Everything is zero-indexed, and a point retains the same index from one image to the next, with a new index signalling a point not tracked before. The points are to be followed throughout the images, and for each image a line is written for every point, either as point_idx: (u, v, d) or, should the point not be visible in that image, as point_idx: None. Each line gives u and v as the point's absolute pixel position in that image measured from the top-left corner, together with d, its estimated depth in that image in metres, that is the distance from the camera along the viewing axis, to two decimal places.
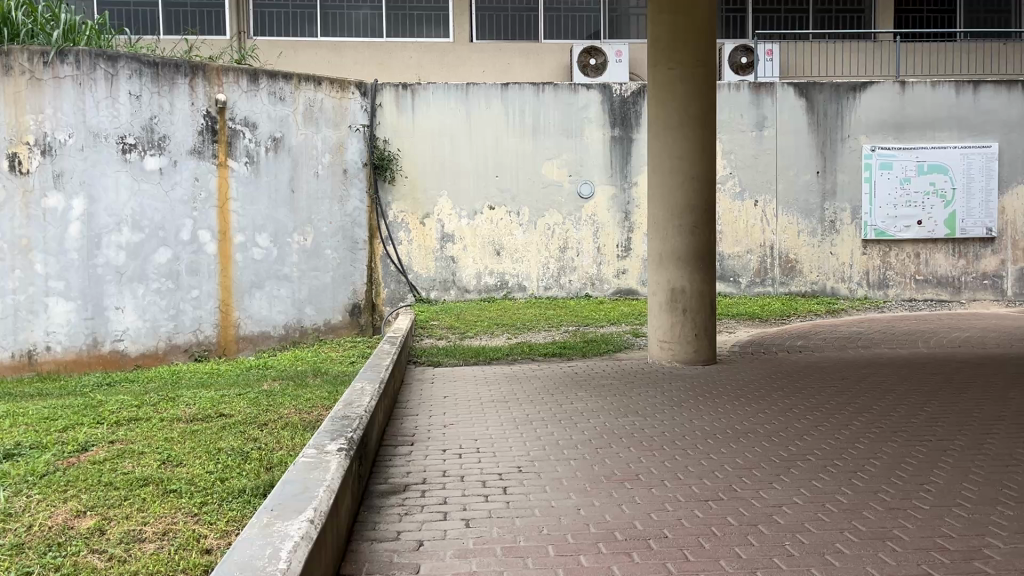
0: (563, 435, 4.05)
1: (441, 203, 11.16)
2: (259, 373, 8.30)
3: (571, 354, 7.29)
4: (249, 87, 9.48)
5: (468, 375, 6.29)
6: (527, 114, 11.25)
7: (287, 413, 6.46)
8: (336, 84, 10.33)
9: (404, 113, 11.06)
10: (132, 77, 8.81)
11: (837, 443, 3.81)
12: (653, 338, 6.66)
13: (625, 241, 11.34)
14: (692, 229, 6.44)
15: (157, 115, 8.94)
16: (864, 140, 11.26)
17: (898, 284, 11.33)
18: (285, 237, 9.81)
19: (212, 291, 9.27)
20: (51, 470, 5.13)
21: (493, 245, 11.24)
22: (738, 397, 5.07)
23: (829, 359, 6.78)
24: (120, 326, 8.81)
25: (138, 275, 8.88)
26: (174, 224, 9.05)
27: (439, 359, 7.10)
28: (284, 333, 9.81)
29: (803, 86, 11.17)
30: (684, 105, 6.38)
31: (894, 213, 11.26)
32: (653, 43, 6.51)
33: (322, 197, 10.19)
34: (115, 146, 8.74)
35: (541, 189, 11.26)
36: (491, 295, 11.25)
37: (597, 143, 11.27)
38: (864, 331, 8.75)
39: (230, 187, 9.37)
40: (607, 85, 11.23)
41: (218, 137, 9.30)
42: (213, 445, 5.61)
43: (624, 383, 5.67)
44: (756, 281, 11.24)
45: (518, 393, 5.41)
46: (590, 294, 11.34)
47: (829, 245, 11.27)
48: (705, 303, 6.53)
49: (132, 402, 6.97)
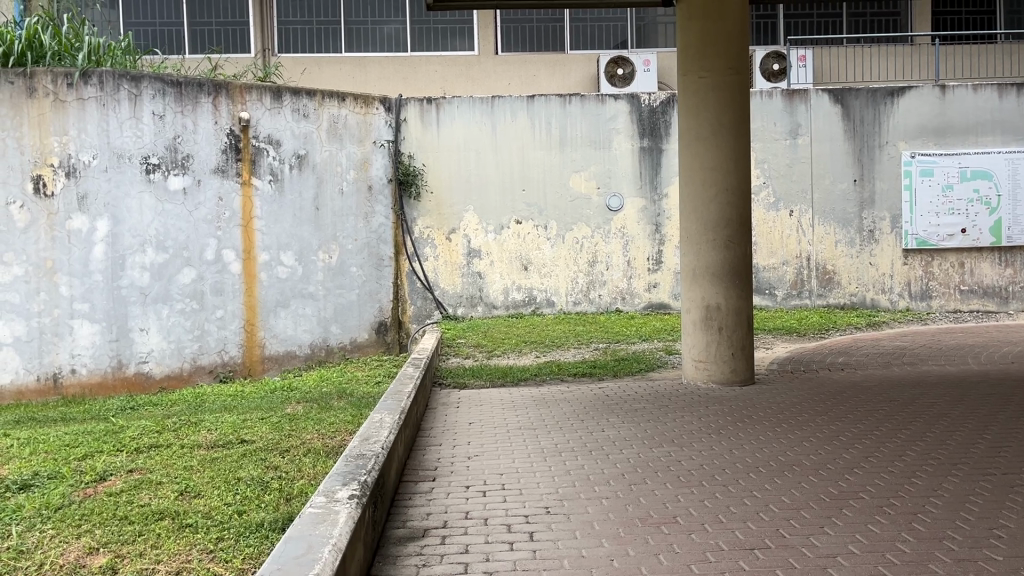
0: (594, 469, 3.81)
1: (467, 218, 10.98)
2: (283, 396, 8.12)
3: (602, 373, 7.04)
4: (272, 104, 9.38)
5: (495, 399, 6.06)
6: (553, 126, 11.03)
7: (309, 439, 6.31)
8: (361, 99, 10.20)
9: (429, 128, 10.90)
10: (155, 97, 8.74)
11: (892, 479, 3.52)
12: (688, 358, 6.38)
13: (656, 254, 11.07)
14: (727, 243, 6.17)
15: (181, 134, 8.88)
16: (903, 146, 10.88)
17: (942, 295, 10.92)
18: (311, 255, 9.67)
19: (236, 311, 9.17)
20: (66, 503, 5.00)
21: (520, 259, 11.01)
22: (779, 422, 4.79)
23: (875, 378, 6.46)
24: (145, 347, 8.72)
25: (162, 296, 8.80)
26: (199, 244, 8.96)
27: (465, 381, 6.88)
28: (310, 353, 9.66)
29: (838, 92, 10.84)
30: (717, 113, 6.12)
31: (937, 221, 10.87)
32: (683, 51, 6.28)
33: (348, 213, 10.06)
34: (139, 166, 8.68)
35: (568, 203, 11.03)
36: (519, 311, 11.02)
37: (626, 155, 11.03)
38: (908, 347, 8.39)
39: (254, 206, 9.26)
40: (635, 95, 10.97)
41: (241, 155, 9.20)
42: (233, 475, 5.45)
43: (659, 406, 5.42)
44: (792, 293, 10.90)
45: (546, 419, 5.17)
46: (621, 308, 11.06)
47: (868, 255, 10.90)
48: (742, 320, 6.24)
49: (153, 427, 6.84)
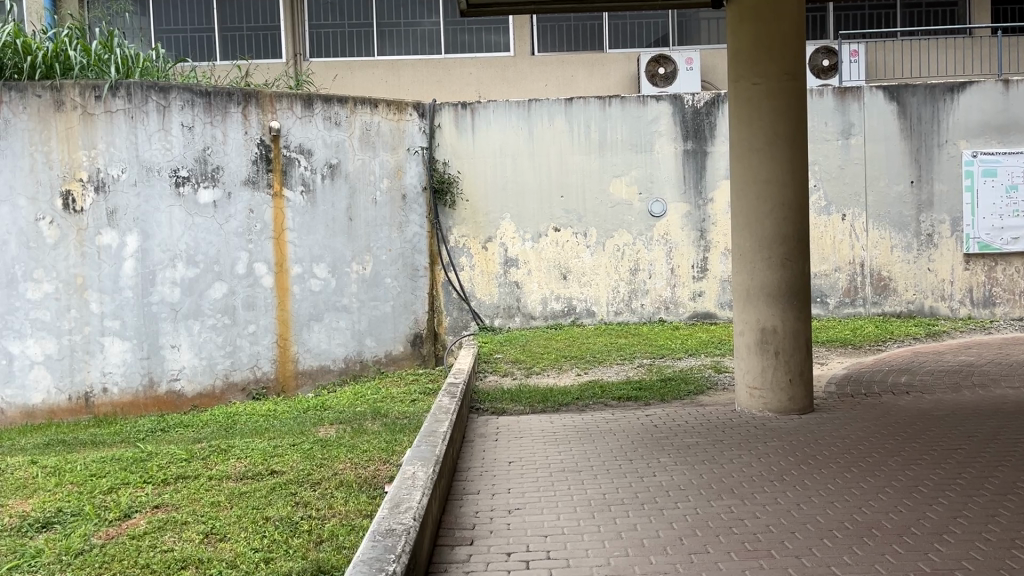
0: (649, 531, 3.46)
1: (504, 226, 10.60)
2: (315, 417, 7.86)
3: (648, 397, 6.65)
4: (303, 113, 9.12)
5: (535, 430, 5.70)
6: (592, 129, 10.60)
7: (341, 470, 6.04)
8: (393, 105, 9.90)
9: (464, 134, 10.55)
10: (184, 108, 8.54)
11: (990, 553, 3.11)
12: (742, 384, 5.96)
13: (701, 261, 10.62)
14: (784, 262, 5.74)
15: (210, 146, 8.66)
16: (964, 145, 10.29)
17: (1006, 302, 10.33)
18: (344, 266, 9.41)
19: (269, 326, 8.94)
20: (87, 547, 4.76)
21: (559, 268, 10.61)
22: (849, 465, 4.37)
23: (946, 403, 5.98)
24: (176, 364, 8.53)
25: (193, 312, 8.59)
26: (230, 258, 8.73)
27: (504, 406, 6.53)
28: (344, 368, 9.41)
29: (894, 89, 10.27)
30: (772, 122, 5.69)
31: (1000, 224, 10.28)
32: (733, 57, 5.86)
33: (381, 223, 9.77)
34: (168, 180, 8.48)
35: (609, 209, 10.61)
36: (558, 322, 10.63)
37: (668, 158, 10.58)
38: (975, 362, 7.86)
39: (285, 218, 9.02)
40: (678, 96, 10.52)
41: (272, 165, 8.96)
42: (261, 514, 5.18)
43: (713, 442, 5.02)
44: (845, 301, 10.39)
45: (591, 457, 4.81)
46: (664, 318, 10.64)
47: (926, 261, 10.33)
48: (801, 344, 5.81)
49: (182, 454, 6.61)
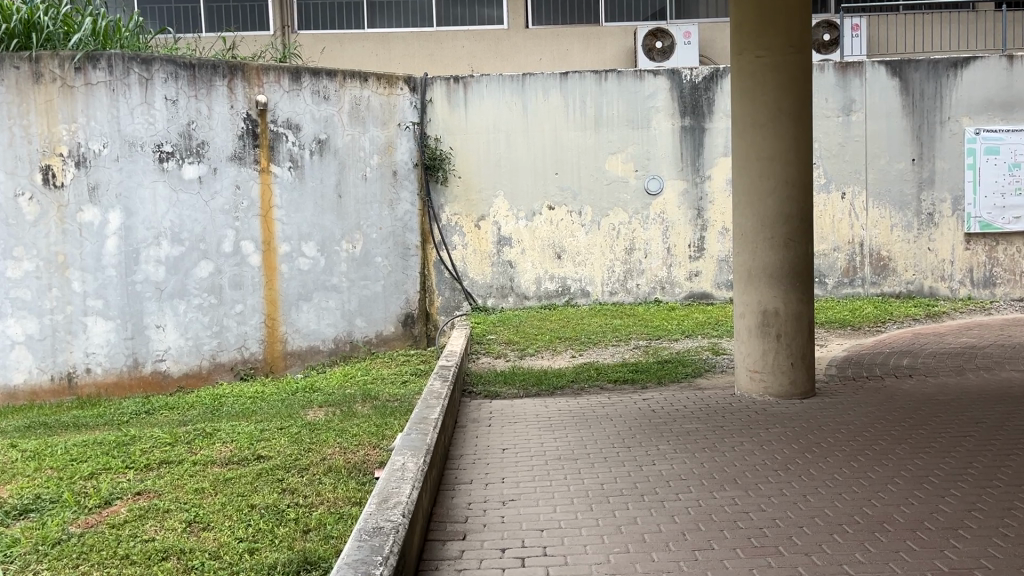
0: (650, 525, 3.29)
1: (497, 204, 10.35)
2: (303, 399, 7.68)
3: (645, 380, 6.49)
4: (291, 86, 8.87)
5: (529, 415, 5.53)
6: (588, 105, 10.36)
7: (330, 455, 5.87)
8: (384, 79, 9.64)
9: (457, 108, 10.26)
10: (168, 81, 8.26)
11: (1009, 550, 2.94)
12: (742, 368, 5.79)
13: (698, 240, 10.44)
14: (786, 242, 5.55)
15: (195, 120, 8.40)
16: (967, 122, 10.09)
17: (1006, 282, 10.19)
18: (333, 245, 9.20)
19: (257, 305, 8.74)
20: (65, 536, 4.58)
21: (553, 247, 10.40)
22: (855, 452, 4.22)
23: (950, 387, 5.82)
24: (162, 345, 8.32)
25: (179, 291, 8.37)
26: (216, 235, 8.51)
27: (497, 389, 6.36)
28: (334, 348, 9.22)
29: (896, 65, 10.06)
30: (776, 96, 5.48)
31: (1002, 203, 10.11)
32: (737, 28, 5.62)
33: (371, 201, 9.55)
34: (152, 155, 8.23)
35: (604, 187, 10.39)
36: (552, 302, 10.43)
37: (665, 135, 10.36)
38: (977, 343, 7.72)
39: (273, 195, 8.78)
40: (676, 71, 10.27)
41: (259, 140, 8.71)
42: (246, 501, 5.00)
43: (714, 428, 4.86)
44: (844, 282, 10.23)
45: (588, 444, 4.64)
46: (660, 298, 10.46)
47: (926, 240, 10.17)
48: (803, 326, 5.64)
49: (165, 438, 6.42)
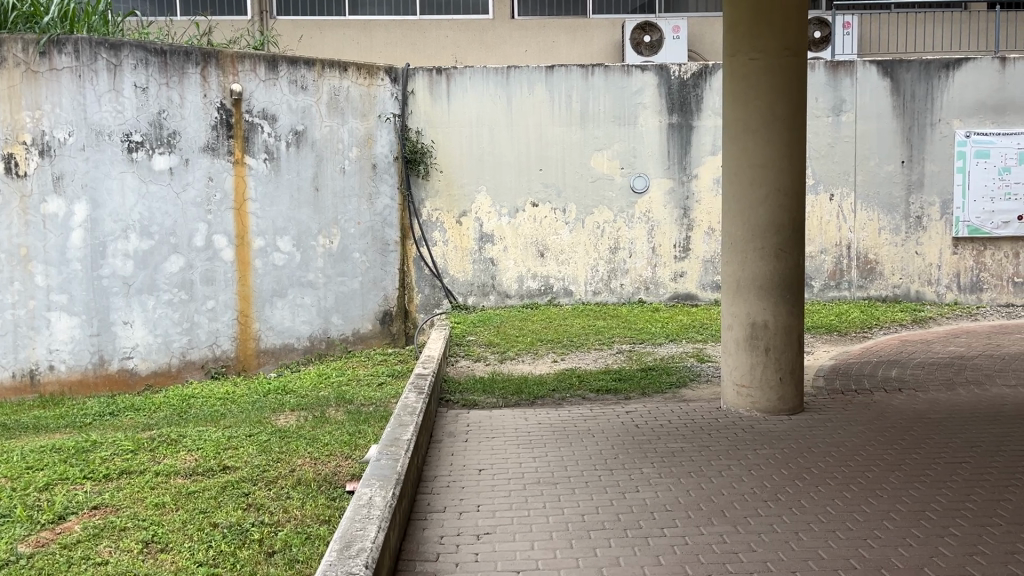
0: (633, 568, 3.09)
1: (479, 200, 10.09)
2: (275, 402, 7.42)
3: (628, 391, 6.27)
4: (267, 75, 8.56)
5: (508, 429, 5.31)
6: (573, 100, 10.10)
7: (299, 467, 5.63)
8: (364, 69, 9.35)
9: (439, 101, 9.96)
10: (138, 68, 7.91)
11: None
12: (729, 382, 5.59)
13: (683, 240, 10.24)
14: (778, 253, 5.35)
15: (166, 109, 8.06)
16: (958, 125, 9.93)
17: (993, 287, 10.06)
18: (309, 240, 8.93)
19: (229, 302, 8.46)
20: (13, 557, 4.33)
21: (536, 245, 10.17)
22: (847, 481, 4.03)
23: (942, 403, 5.65)
24: (129, 342, 8.01)
25: (148, 286, 8.06)
26: (187, 229, 8.21)
27: (475, 398, 6.13)
28: (309, 346, 8.96)
29: (887, 65, 9.88)
30: (770, 100, 5.26)
31: (991, 207, 9.96)
32: (731, 29, 5.40)
33: (349, 194, 9.27)
34: (120, 144, 7.88)
35: (589, 184, 10.16)
36: (534, 301, 10.21)
37: (652, 132, 10.13)
38: (965, 353, 7.57)
39: (247, 187, 8.49)
40: (664, 67, 10.03)
41: (234, 131, 8.40)
42: (208, 518, 4.76)
43: (700, 449, 4.66)
44: (830, 284, 10.07)
45: (568, 466, 4.43)
46: (644, 299, 10.26)
47: (914, 244, 10.03)
48: (793, 340, 5.44)
49: (128, 445, 6.14)
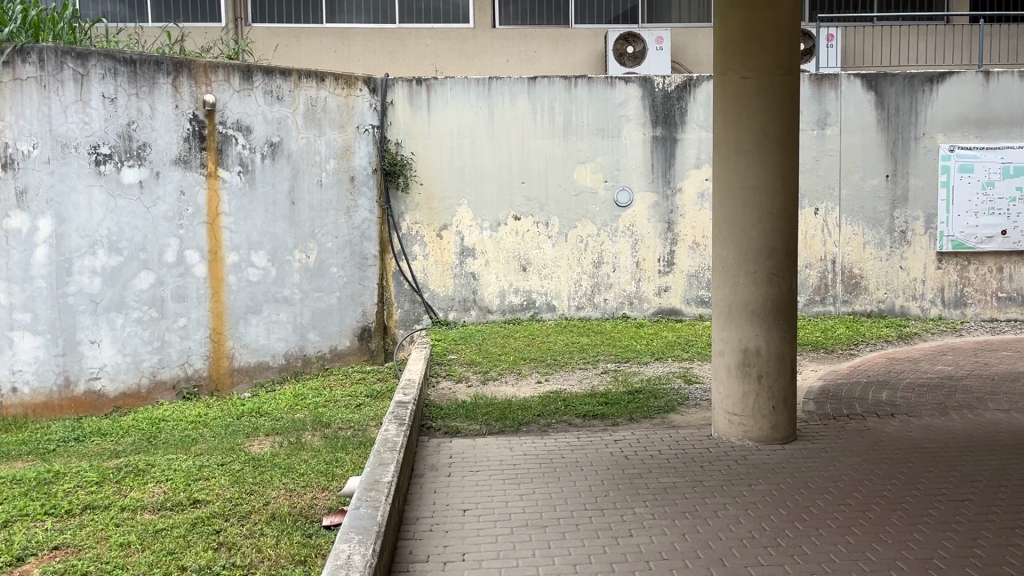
0: None
1: (460, 213, 9.88)
2: (248, 425, 7.15)
3: (615, 417, 6.09)
4: (241, 86, 8.30)
5: (492, 461, 5.09)
6: (556, 111, 9.92)
7: (274, 499, 5.38)
8: (342, 80, 9.12)
9: (419, 112, 9.73)
10: (106, 78, 7.60)
11: None
12: (720, 410, 5.43)
13: (667, 254, 10.09)
14: (770, 278, 5.19)
15: (136, 120, 7.76)
16: (941, 139, 9.87)
17: (977, 302, 10.00)
18: (285, 255, 8.67)
19: (202, 319, 8.17)
20: None
21: (518, 259, 9.97)
22: (848, 522, 3.87)
23: (936, 431, 5.51)
24: (96, 362, 7.67)
25: (116, 304, 7.74)
26: (158, 245, 7.90)
27: (457, 425, 5.91)
28: (284, 364, 8.70)
29: (871, 78, 9.80)
30: (762, 121, 5.11)
31: (975, 222, 9.90)
32: (722, 46, 5.24)
33: (326, 208, 9.03)
34: (87, 157, 7.54)
35: (572, 198, 9.98)
36: (516, 316, 10.01)
37: (636, 145, 9.98)
38: (954, 372, 7.46)
39: (220, 201, 8.21)
40: (648, 78, 9.89)
41: (206, 143, 8.13)
42: (176, 561, 4.49)
43: (693, 484, 4.48)
44: (815, 299, 9.98)
45: (557, 506, 4.22)
46: (627, 314, 10.11)
47: (898, 258, 9.96)
48: (785, 367, 5.29)
49: (92, 476, 5.84)
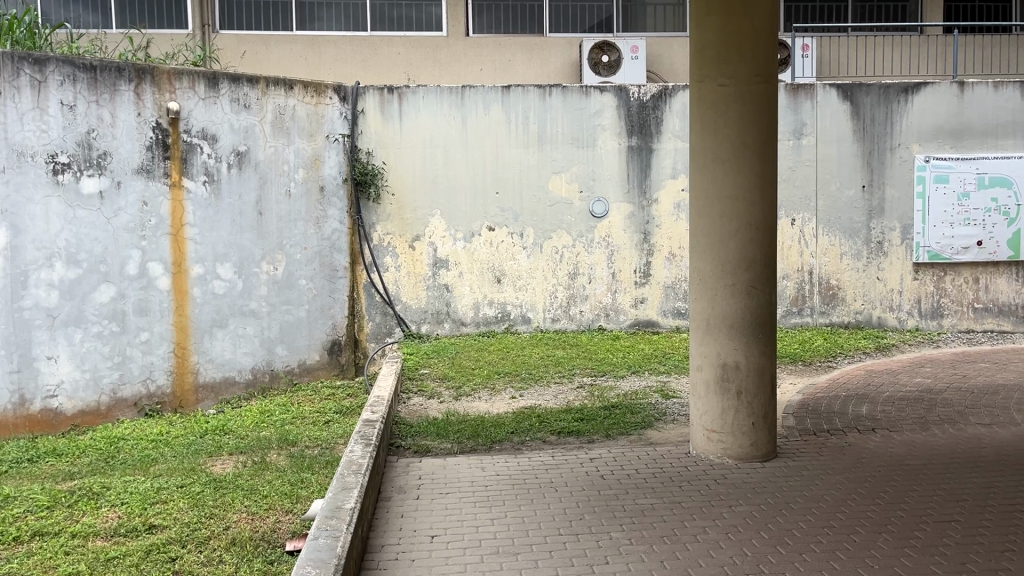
0: None
1: (434, 224, 9.68)
2: (212, 444, 6.88)
3: (591, 433, 5.91)
4: (207, 93, 8.06)
5: (463, 482, 4.87)
6: (531, 121, 9.77)
7: (234, 523, 5.13)
8: (311, 87, 8.90)
9: (391, 120, 9.55)
10: (65, 84, 7.28)
11: None
12: (698, 427, 5.26)
13: (644, 265, 9.96)
14: (748, 290, 5.05)
15: (96, 128, 7.46)
16: (917, 149, 9.84)
17: (954, 313, 9.96)
18: (252, 266, 8.43)
19: (165, 333, 7.88)
20: None
21: (493, 271, 9.79)
22: (834, 546, 3.71)
23: (919, 447, 5.38)
24: (53, 379, 7.32)
25: (75, 318, 7.41)
26: (119, 256, 7.60)
27: (427, 444, 5.70)
28: (251, 379, 8.45)
29: (847, 88, 9.75)
30: (740, 129, 4.97)
31: (950, 233, 9.86)
32: (698, 53, 5.10)
33: (295, 218, 8.80)
34: (45, 166, 7.20)
35: (548, 208, 9.83)
36: (491, 329, 9.82)
37: (612, 155, 9.85)
38: (934, 385, 7.36)
39: (185, 212, 7.95)
40: (623, 88, 9.77)
41: (170, 152, 7.86)
42: None
43: (672, 506, 4.30)
44: (792, 311, 9.89)
45: (531, 531, 4.02)
46: (604, 326, 9.95)
47: (875, 269, 9.90)
48: (765, 383, 5.14)
49: (42, 501, 5.53)
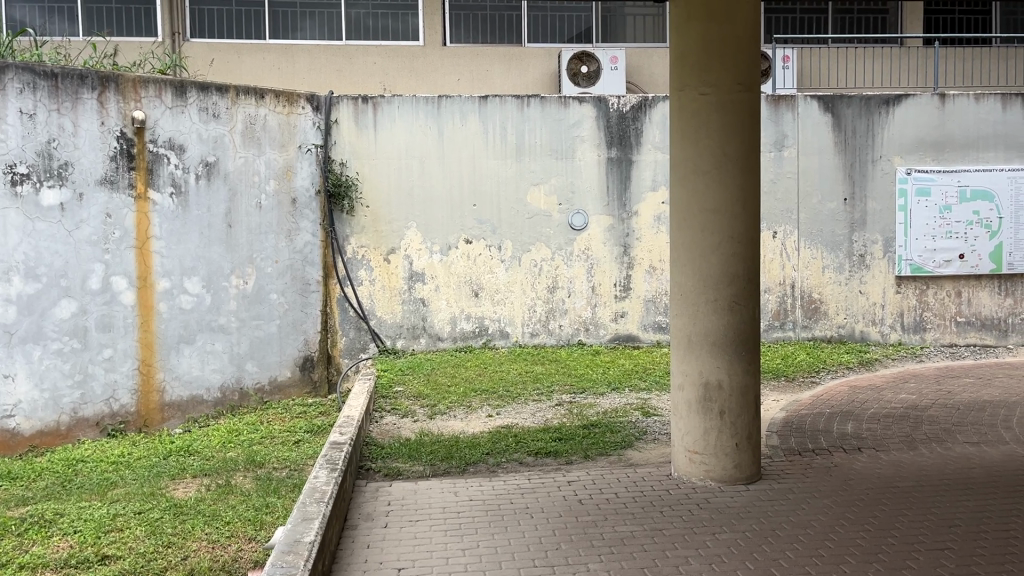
0: None
1: (409, 236, 9.46)
2: (175, 466, 6.59)
3: (569, 454, 5.70)
4: (174, 102, 7.80)
5: (435, 509, 4.64)
6: (509, 132, 9.59)
7: (192, 553, 4.86)
8: (283, 96, 8.66)
9: (365, 131, 9.33)
10: (24, 92, 6.99)
11: None
12: (680, 448, 5.06)
13: (624, 279, 9.78)
14: (731, 306, 4.87)
15: (57, 138, 7.18)
16: (898, 162, 9.75)
17: (936, 327, 9.86)
18: (221, 280, 8.16)
19: (129, 350, 7.57)
20: None
21: (470, 284, 9.57)
22: None
23: (907, 467, 5.20)
24: (10, 399, 7.03)
25: (33, 335, 7.11)
26: (81, 271, 7.30)
27: (398, 466, 5.47)
28: (219, 397, 8.16)
29: (828, 100, 9.65)
30: (721, 139, 4.81)
31: (932, 246, 9.77)
32: (678, 62, 4.93)
33: (266, 231, 8.55)
34: (2, 177, 6.92)
35: (526, 221, 9.64)
36: (468, 344, 9.60)
37: (591, 167, 9.68)
38: (919, 401, 7.22)
39: (150, 224, 7.68)
40: (602, 98, 9.61)
41: (136, 163, 7.58)
42: None
43: (653, 534, 4.09)
44: (774, 324, 9.75)
45: (503, 563, 3.79)
46: (583, 341, 9.75)
47: (857, 282, 9.78)
48: (749, 402, 4.96)
49: None
